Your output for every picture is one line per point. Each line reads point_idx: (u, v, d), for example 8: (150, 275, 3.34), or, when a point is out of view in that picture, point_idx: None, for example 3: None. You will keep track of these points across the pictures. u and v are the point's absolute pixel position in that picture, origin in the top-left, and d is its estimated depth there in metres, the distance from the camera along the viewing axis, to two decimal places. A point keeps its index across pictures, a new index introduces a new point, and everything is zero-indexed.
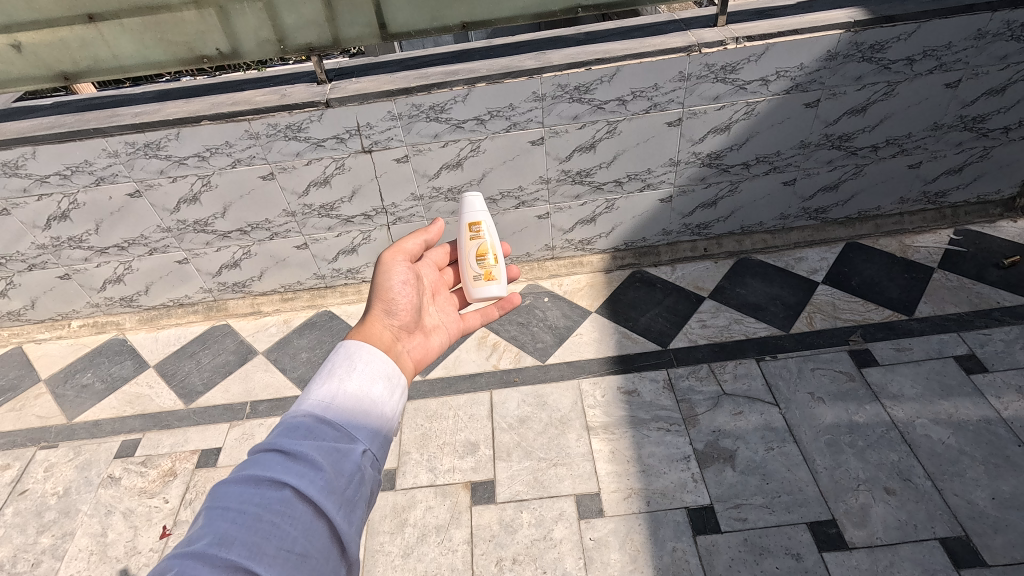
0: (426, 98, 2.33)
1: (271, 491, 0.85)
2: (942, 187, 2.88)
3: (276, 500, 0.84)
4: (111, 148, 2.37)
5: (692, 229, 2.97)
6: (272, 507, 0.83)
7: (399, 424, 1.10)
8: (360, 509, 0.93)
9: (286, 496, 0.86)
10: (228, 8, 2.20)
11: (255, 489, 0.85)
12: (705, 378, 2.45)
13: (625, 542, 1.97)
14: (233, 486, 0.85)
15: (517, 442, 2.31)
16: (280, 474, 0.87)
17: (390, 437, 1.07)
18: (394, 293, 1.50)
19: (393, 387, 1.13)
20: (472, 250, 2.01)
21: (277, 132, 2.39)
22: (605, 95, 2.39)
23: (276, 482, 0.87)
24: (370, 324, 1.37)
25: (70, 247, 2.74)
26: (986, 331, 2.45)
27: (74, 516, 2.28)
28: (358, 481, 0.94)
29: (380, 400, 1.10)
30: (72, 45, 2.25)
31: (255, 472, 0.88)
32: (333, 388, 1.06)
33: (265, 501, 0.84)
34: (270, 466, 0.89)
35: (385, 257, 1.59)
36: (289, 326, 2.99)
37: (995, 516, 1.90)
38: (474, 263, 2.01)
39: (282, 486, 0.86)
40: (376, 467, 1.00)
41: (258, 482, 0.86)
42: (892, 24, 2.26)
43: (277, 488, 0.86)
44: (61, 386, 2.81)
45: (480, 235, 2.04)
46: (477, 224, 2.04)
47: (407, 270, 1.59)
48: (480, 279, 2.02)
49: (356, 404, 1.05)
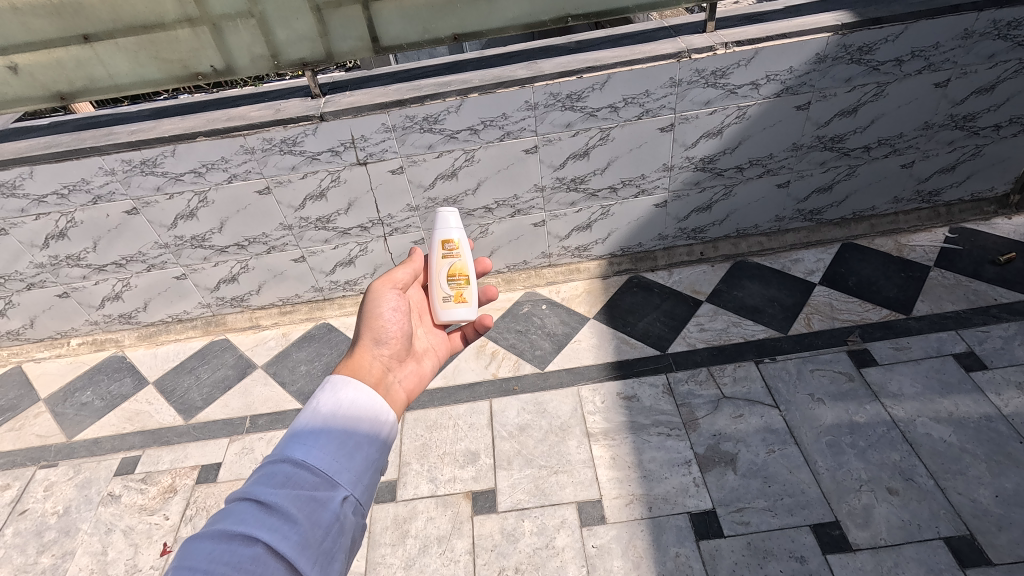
0: (419, 109, 2.35)
1: (243, 548, 0.83)
2: (935, 185, 2.88)
3: (247, 559, 0.82)
4: (108, 166, 2.39)
5: (687, 233, 2.97)
6: (242, 566, 0.81)
7: (386, 462, 1.08)
8: (339, 560, 0.91)
9: (258, 553, 0.83)
10: (222, 25, 2.22)
11: (225, 545, 0.82)
12: (704, 381, 2.44)
13: (627, 548, 1.97)
14: (202, 542, 0.82)
15: (518, 451, 2.31)
16: (253, 530, 0.85)
17: (378, 477, 1.05)
18: (384, 322, 1.50)
19: (379, 424, 1.11)
20: (443, 271, 1.88)
21: (273, 146, 2.41)
22: (596, 103, 2.41)
23: (248, 538, 0.84)
24: (358, 355, 1.35)
25: (68, 265, 2.75)
26: (984, 328, 2.45)
27: (74, 535, 2.27)
28: (337, 532, 0.92)
29: (366, 439, 1.06)
30: (68, 65, 2.27)
31: (226, 526, 0.85)
32: (317, 425, 1.04)
33: (236, 558, 0.81)
34: (242, 519, 0.86)
35: (377, 286, 1.61)
36: (288, 339, 2.99)
37: (999, 514, 1.89)
38: (446, 284, 1.87)
39: (253, 542, 0.84)
40: (358, 513, 0.98)
41: (228, 537, 0.84)
42: (879, 26, 2.28)
43: (248, 544, 0.84)
44: (61, 405, 2.81)
45: (455, 254, 1.90)
46: (452, 242, 1.90)
47: (399, 298, 1.60)
48: (450, 300, 1.86)
49: (342, 442, 1.02)
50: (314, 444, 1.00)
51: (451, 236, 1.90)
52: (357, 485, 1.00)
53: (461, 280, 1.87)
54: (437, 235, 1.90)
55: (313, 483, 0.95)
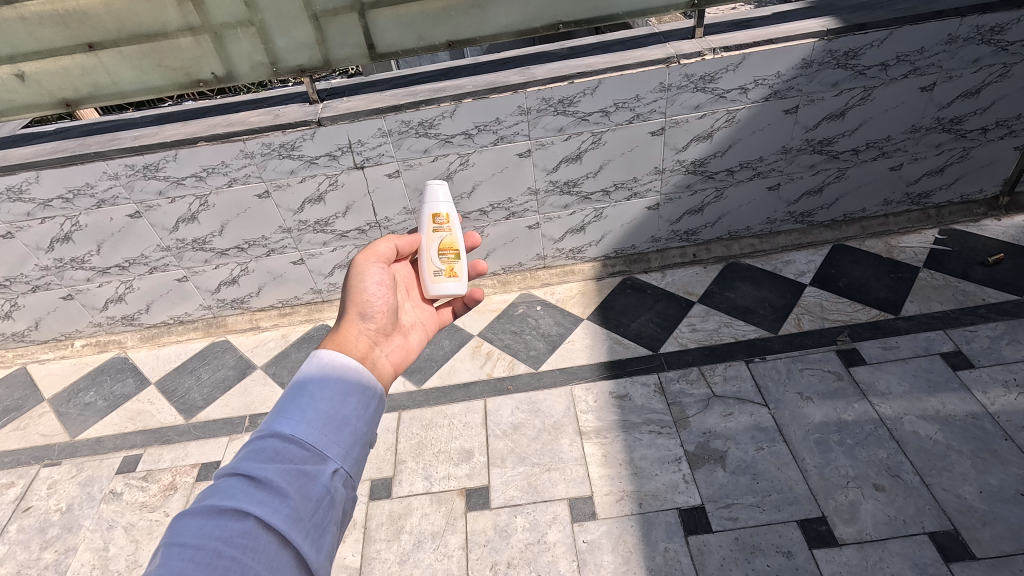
0: (415, 114, 2.41)
1: (235, 522, 0.86)
2: (924, 188, 2.92)
3: (238, 532, 0.86)
4: (111, 170, 2.45)
5: (680, 235, 3.01)
6: (234, 540, 0.85)
7: (374, 437, 1.12)
8: (329, 532, 0.96)
9: (249, 527, 0.87)
10: (222, 33, 2.28)
11: (216, 520, 0.86)
12: (695, 381, 2.48)
13: (617, 543, 2.00)
14: (193, 517, 0.85)
15: (511, 449, 2.35)
16: (243, 505, 0.88)
17: (365, 451, 1.10)
18: (368, 296, 1.54)
19: (366, 400, 1.15)
20: (433, 245, 1.93)
21: (272, 151, 2.47)
22: (588, 108, 2.47)
23: (239, 512, 0.88)
24: (344, 330, 1.40)
25: (73, 268, 2.81)
26: (972, 328, 2.49)
27: (77, 531, 2.32)
28: (328, 505, 0.96)
29: (353, 416, 1.11)
30: (74, 73, 2.33)
31: (216, 501, 0.89)
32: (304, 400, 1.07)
33: (228, 532, 0.85)
34: (232, 494, 0.90)
35: (361, 260, 1.63)
36: (287, 340, 3.04)
37: (983, 510, 1.92)
38: (436, 259, 1.92)
39: (244, 517, 0.87)
40: (348, 486, 1.03)
41: (219, 512, 0.87)
42: (864, 31, 2.33)
43: (239, 518, 0.87)
44: (64, 405, 2.86)
45: (446, 228, 1.97)
46: (442, 216, 1.97)
47: (383, 271, 1.63)
48: (440, 275, 1.91)
49: (328, 418, 1.06)
50: (301, 421, 1.03)
51: (441, 210, 1.97)
52: (345, 459, 1.05)
53: (451, 254, 1.93)
54: (426, 209, 1.97)
55: (303, 459, 0.99)
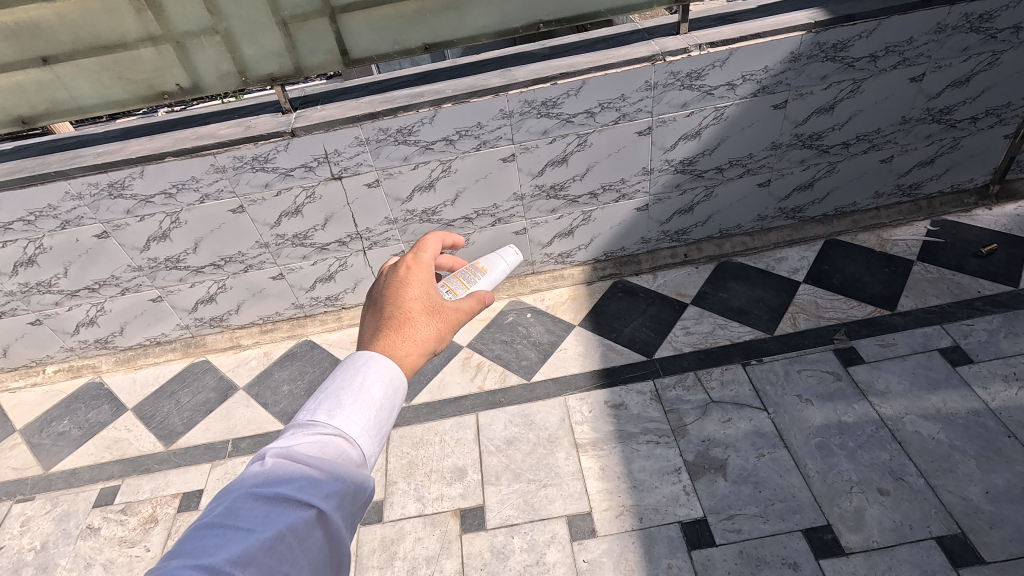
0: (393, 121, 2.31)
1: (290, 510, 0.69)
2: (915, 179, 2.88)
3: (293, 525, 0.68)
4: (74, 190, 2.33)
5: (670, 235, 2.95)
6: (288, 532, 0.67)
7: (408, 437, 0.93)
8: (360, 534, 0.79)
9: (304, 518, 0.70)
10: (186, 42, 2.17)
11: (266, 508, 0.68)
12: (692, 386, 2.42)
13: (619, 561, 1.93)
14: (238, 501, 0.68)
15: (506, 465, 2.27)
16: (300, 491, 0.71)
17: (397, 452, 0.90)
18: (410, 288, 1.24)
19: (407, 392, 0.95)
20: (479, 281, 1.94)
21: (244, 164, 2.36)
22: (572, 109, 2.39)
23: (294, 501, 0.70)
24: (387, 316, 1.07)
25: (40, 292, 2.68)
26: (969, 322, 2.45)
27: (52, 571, 2.21)
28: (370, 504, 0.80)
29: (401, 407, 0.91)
30: (29, 89, 2.20)
31: (264, 486, 0.71)
32: (359, 384, 0.86)
33: (281, 520, 0.68)
34: (286, 477, 0.72)
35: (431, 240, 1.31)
36: (269, 358, 2.93)
37: (990, 511, 1.87)
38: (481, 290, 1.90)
39: (301, 507, 0.70)
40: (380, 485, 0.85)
41: (270, 499, 0.69)
42: (852, 22, 2.27)
43: (296, 508, 0.70)
44: (37, 435, 2.74)
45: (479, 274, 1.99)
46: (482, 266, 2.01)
47: None
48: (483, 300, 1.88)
49: (384, 408, 0.86)
50: (359, 407, 0.83)
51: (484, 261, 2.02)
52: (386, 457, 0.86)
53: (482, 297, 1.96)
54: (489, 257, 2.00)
55: (358, 457, 0.81)
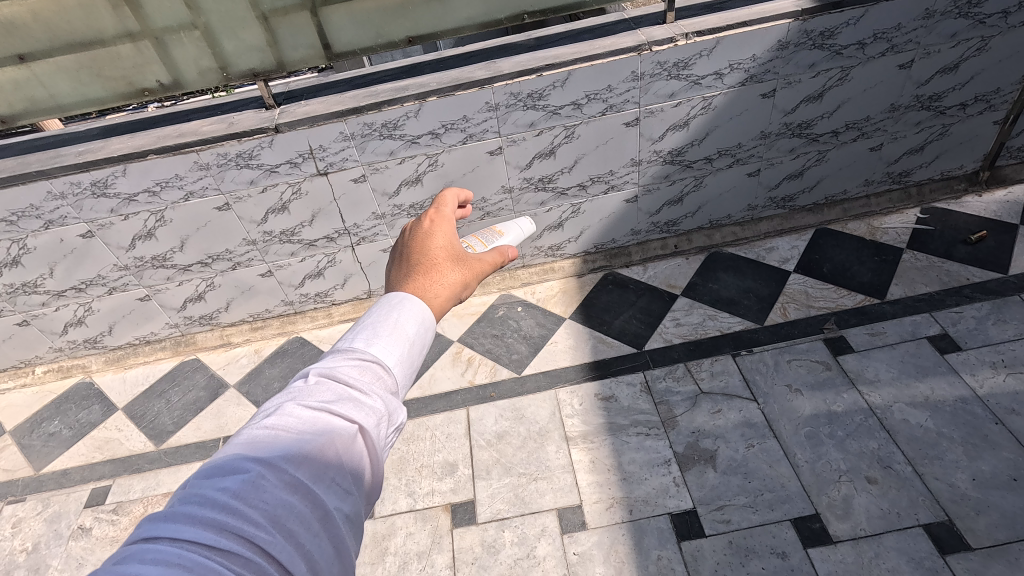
0: (377, 115, 2.29)
1: (330, 425, 0.70)
2: (905, 166, 2.87)
3: (333, 440, 0.69)
4: (56, 190, 2.31)
5: (660, 226, 2.93)
6: (328, 445, 0.68)
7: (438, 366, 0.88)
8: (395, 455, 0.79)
9: (343, 435, 0.70)
10: (165, 38, 2.13)
11: (307, 420, 0.69)
12: (682, 378, 2.42)
13: (609, 553, 1.94)
14: (281, 412, 0.70)
15: (496, 459, 2.27)
16: (338, 409, 0.72)
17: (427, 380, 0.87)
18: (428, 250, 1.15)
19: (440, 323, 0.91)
20: None
21: (228, 161, 2.34)
22: (558, 101, 2.37)
23: (331, 416, 0.71)
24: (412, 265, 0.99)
25: (26, 293, 2.66)
26: (958, 309, 2.45)
27: (44, 572, 2.21)
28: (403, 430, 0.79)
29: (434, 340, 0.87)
30: (6, 88, 2.17)
31: (306, 400, 0.72)
32: (394, 313, 0.83)
33: (321, 436, 0.69)
34: (325, 395, 0.73)
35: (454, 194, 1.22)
36: (260, 356, 2.92)
37: (976, 498, 1.89)
38: None
39: (338, 424, 0.71)
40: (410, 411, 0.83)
41: (311, 413, 0.70)
42: (840, 10, 2.25)
43: (335, 425, 0.71)
44: (27, 437, 2.73)
45: None
46: None
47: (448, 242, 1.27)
48: None
49: (418, 338, 0.83)
50: (394, 335, 0.81)
51: None
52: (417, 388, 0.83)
53: None
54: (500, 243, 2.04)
55: (392, 383, 0.79)
